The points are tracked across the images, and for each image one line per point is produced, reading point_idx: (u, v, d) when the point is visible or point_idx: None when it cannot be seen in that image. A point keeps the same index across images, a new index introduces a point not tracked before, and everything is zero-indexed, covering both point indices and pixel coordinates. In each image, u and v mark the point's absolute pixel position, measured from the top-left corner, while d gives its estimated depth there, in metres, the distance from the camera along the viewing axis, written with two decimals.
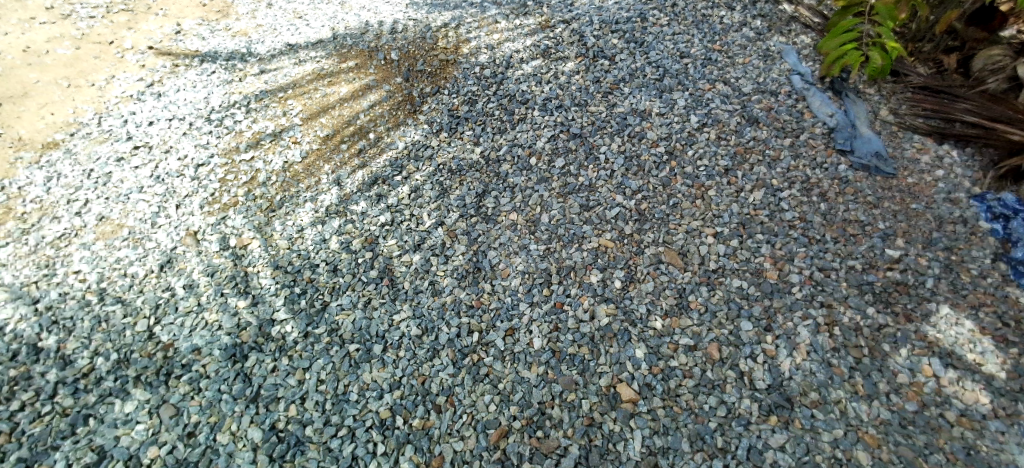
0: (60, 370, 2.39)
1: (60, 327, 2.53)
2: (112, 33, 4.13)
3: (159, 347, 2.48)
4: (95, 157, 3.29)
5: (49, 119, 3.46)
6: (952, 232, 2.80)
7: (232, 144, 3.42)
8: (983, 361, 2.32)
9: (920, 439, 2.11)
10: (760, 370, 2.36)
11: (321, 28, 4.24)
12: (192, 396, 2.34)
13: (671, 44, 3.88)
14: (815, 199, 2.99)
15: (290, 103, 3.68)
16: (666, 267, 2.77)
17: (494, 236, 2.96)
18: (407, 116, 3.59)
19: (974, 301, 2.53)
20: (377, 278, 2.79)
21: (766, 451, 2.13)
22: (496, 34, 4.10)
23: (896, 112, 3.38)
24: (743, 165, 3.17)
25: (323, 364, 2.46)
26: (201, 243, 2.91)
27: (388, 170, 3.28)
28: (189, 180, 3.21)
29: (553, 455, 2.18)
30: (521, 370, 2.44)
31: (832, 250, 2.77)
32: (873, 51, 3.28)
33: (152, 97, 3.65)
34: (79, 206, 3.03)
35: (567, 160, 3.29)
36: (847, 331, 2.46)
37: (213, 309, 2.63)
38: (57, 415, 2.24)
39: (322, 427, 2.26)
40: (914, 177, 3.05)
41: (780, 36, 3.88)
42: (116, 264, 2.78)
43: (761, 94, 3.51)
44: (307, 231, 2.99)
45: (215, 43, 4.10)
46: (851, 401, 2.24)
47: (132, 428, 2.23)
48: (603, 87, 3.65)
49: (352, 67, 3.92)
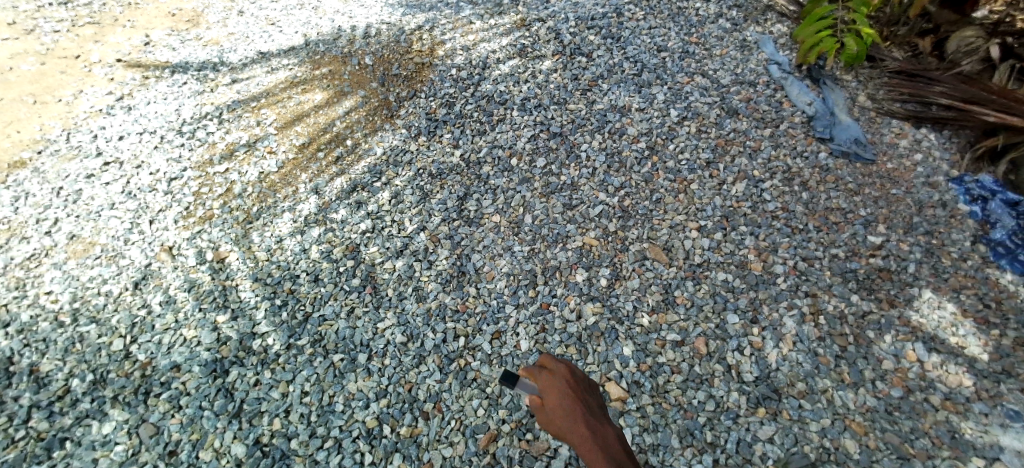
0: (33, 393, 2.33)
1: (33, 349, 2.47)
2: (79, 48, 4.06)
3: (137, 366, 2.43)
4: (65, 174, 3.22)
5: (15, 137, 3.39)
6: (933, 216, 2.80)
7: (205, 157, 3.36)
8: (966, 343, 2.33)
9: (906, 425, 2.11)
10: (748, 362, 2.35)
11: (293, 35, 4.19)
12: (172, 414, 2.28)
13: (648, 38, 3.87)
14: (796, 188, 2.98)
15: (264, 112, 3.64)
16: (651, 263, 2.75)
17: (477, 239, 2.93)
18: (384, 121, 3.56)
19: (955, 284, 2.54)
20: (360, 286, 2.74)
21: (756, 444, 2.11)
22: (471, 35, 4.07)
23: (874, 98, 3.39)
24: (724, 157, 3.16)
25: (306, 376, 2.41)
26: (178, 258, 2.86)
27: (367, 177, 3.24)
28: (163, 194, 3.15)
29: (542, 458, 2.15)
30: (508, 373, 2.41)
31: (815, 239, 2.76)
32: (849, 38, 3.29)
33: (122, 111, 3.59)
34: (50, 225, 2.97)
35: (548, 159, 3.26)
36: (832, 319, 2.45)
37: (192, 325, 2.58)
38: (32, 440, 2.19)
39: (307, 439, 2.22)
40: (894, 162, 3.05)
41: (757, 26, 3.87)
42: (90, 283, 2.73)
43: (740, 86, 3.51)
44: (286, 241, 2.94)
45: (185, 54, 4.04)
46: (838, 389, 2.23)
47: (110, 449, 2.17)
48: (581, 84, 3.63)
49: (326, 73, 3.88)
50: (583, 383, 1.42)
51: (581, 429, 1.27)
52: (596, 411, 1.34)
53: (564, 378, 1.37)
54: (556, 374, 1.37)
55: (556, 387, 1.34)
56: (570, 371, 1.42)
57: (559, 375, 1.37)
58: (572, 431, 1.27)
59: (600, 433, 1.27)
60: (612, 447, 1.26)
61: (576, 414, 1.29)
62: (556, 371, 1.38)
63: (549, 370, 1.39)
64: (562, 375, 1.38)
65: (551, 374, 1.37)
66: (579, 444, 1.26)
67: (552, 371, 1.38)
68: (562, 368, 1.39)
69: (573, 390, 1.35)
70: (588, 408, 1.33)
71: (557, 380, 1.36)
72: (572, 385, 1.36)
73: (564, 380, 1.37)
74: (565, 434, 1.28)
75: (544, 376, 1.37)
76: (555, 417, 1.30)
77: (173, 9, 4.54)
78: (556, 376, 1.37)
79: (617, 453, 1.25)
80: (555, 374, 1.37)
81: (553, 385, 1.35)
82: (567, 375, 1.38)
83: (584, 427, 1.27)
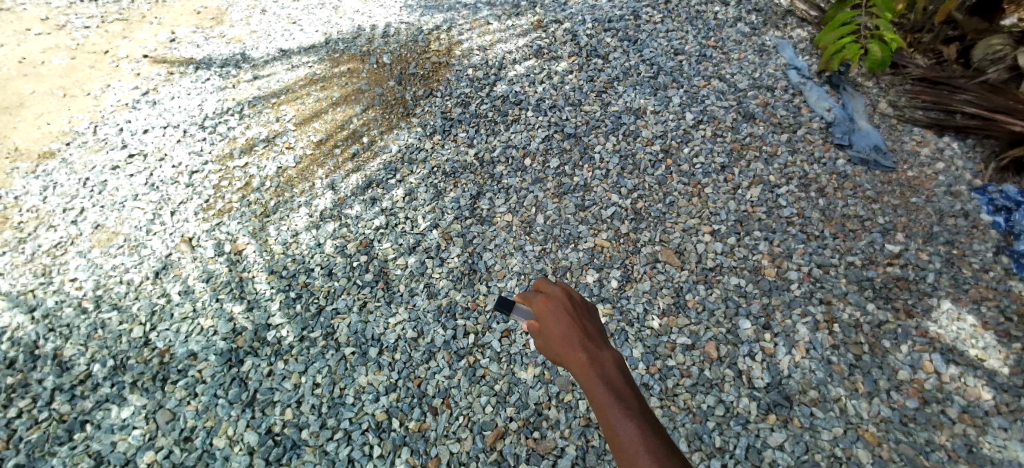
0: (56, 377, 2.40)
1: (57, 334, 2.55)
2: (107, 43, 4.18)
3: (155, 353, 2.49)
4: (91, 165, 3.32)
5: (45, 128, 3.50)
6: (954, 225, 2.75)
7: (226, 151, 3.43)
8: (985, 356, 2.28)
9: (921, 437, 2.07)
10: (759, 368, 2.33)
11: (314, 33, 4.26)
12: (188, 401, 2.34)
13: (665, 41, 3.86)
14: (813, 195, 2.95)
15: (283, 108, 3.70)
16: (663, 266, 2.74)
17: (489, 238, 2.95)
18: (400, 120, 3.59)
19: (976, 295, 2.49)
20: (372, 281, 2.78)
21: (765, 450, 2.09)
22: (488, 35, 4.10)
23: (895, 105, 3.34)
24: (740, 162, 3.14)
25: (319, 368, 2.45)
26: (197, 249, 2.92)
27: (382, 174, 3.27)
28: (184, 187, 3.23)
29: (549, 457, 2.16)
30: (517, 372, 2.42)
31: (831, 246, 2.73)
32: (873, 44, 3.22)
33: (147, 105, 3.68)
34: (76, 215, 3.05)
35: (561, 160, 3.27)
36: (847, 327, 2.42)
37: (209, 315, 2.64)
38: (54, 422, 2.25)
39: (317, 430, 2.25)
40: (915, 170, 3.00)
41: (776, 30, 3.84)
42: (113, 271, 2.81)
43: (757, 90, 3.48)
44: (301, 236, 2.99)
45: (209, 50, 4.13)
46: (851, 398, 2.20)
47: (128, 433, 2.23)
48: (597, 86, 3.63)
49: (344, 71, 3.93)
50: (588, 308, 1.27)
51: (570, 350, 1.13)
52: (593, 332, 1.18)
53: (559, 302, 1.24)
54: (551, 299, 1.25)
55: (549, 310, 1.22)
56: (574, 297, 1.28)
57: (554, 299, 1.25)
58: (563, 354, 1.14)
59: (591, 352, 1.11)
60: (605, 366, 1.09)
61: (568, 334, 1.16)
62: (552, 295, 1.26)
63: (545, 295, 1.27)
64: (558, 299, 1.25)
65: (545, 299, 1.26)
66: (571, 365, 1.12)
67: (548, 295, 1.26)
68: (558, 292, 1.26)
69: (569, 313, 1.21)
70: (582, 327, 1.18)
71: (552, 304, 1.24)
72: (566, 307, 1.22)
73: (560, 303, 1.24)
74: (557, 356, 1.15)
75: (538, 301, 1.26)
76: (548, 340, 1.18)
77: (198, 7, 4.65)
78: (552, 300, 1.25)
79: (610, 372, 1.07)
80: (549, 299, 1.25)
81: (546, 308, 1.23)
82: (563, 298, 1.25)
83: (572, 346, 1.13)
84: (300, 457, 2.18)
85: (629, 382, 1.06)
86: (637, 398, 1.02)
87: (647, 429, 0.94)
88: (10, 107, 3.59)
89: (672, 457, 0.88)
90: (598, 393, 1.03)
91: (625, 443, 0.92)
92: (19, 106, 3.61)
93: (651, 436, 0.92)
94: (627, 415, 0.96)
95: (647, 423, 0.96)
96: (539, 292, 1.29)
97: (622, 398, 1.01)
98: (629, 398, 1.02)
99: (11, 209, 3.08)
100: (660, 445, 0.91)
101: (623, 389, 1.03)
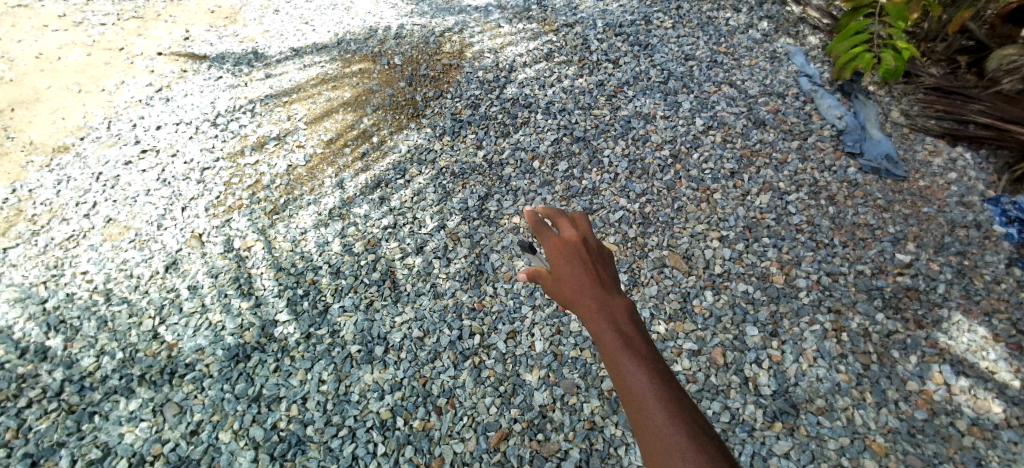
0: (66, 368, 2.42)
1: (67, 326, 2.57)
2: (123, 40, 4.23)
3: (164, 346, 2.51)
4: (104, 160, 3.36)
5: (61, 123, 3.55)
6: (965, 236, 2.72)
7: (237, 148, 3.46)
8: (997, 369, 2.26)
9: (930, 449, 2.05)
10: (766, 376, 2.31)
11: (325, 34, 4.29)
12: (195, 395, 2.35)
13: (676, 46, 3.86)
14: (823, 203, 2.93)
15: (295, 107, 3.73)
16: (670, 271, 2.74)
17: (497, 239, 2.96)
18: (410, 120, 3.62)
19: (987, 307, 2.46)
20: (379, 280, 2.79)
21: (771, 458, 2.08)
22: (499, 38, 4.11)
23: (907, 114, 3.32)
24: (750, 167, 3.12)
25: (324, 365, 2.46)
26: (206, 245, 2.95)
27: (391, 174, 3.29)
28: (195, 183, 3.25)
29: (553, 459, 2.15)
30: (522, 373, 2.43)
31: (841, 254, 2.71)
32: (885, 54, 3.18)
33: (160, 102, 3.72)
34: (88, 208, 3.09)
35: (570, 163, 3.28)
36: (856, 337, 2.40)
37: (218, 310, 2.66)
38: (64, 412, 2.28)
39: (322, 427, 2.27)
40: (926, 180, 2.97)
41: (788, 37, 3.83)
42: (123, 265, 2.84)
43: (768, 97, 3.47)
44: (310, 233, 3.01)
45: (223, 49, 4.17)
46: (859, 408, 2.18)
47: (135, 425, 2.25)
48: (607, 90, 3.64)
49: (356, 71, 3.96)
50: (603, 252, 1.19)
51: (580, 295, 1.06)
52: (606, 278, 1.11)
53: (574, 246, 1.16)
54: (565, 242, 1.18)
55: (562, 254, 1.15)
56: (589, 241, 1.20)
57: (568, 243, 1.17)
58: (574, 300, 1.07)
59: (604, 298, 1.04)
60: (618, 313, 1.01)
61: (579, 280, 1.09)
62: (566, 240, 1.18)
63: (559, 237, 1.20)
64: (573, 243, 1.17)
65: (559, 244, 1.18)
66: (581, 310, 1.05)
67: (561, 238, 1.19)
68: (574, 236, 1.19)
69: (583, 259, 1.14)
70: (596, 273, 1.11)
71: (567, 247, 1.17)
72: (580, 252, 1.15)
73: (574, 247, 1.17)
74: (567, 302, 1.08)
75: (551, 245, 1.19)
76: (558, 285, 1.11)
77: (213, 6, 4.70)
78: (566, 243, 1.18)
79: (622, 319, 1.00)
80: (564, 242, 1.18)
81: (560, 251, 1.16)
82: (577, 243, 1.17)
83: (583, 291, 1.07)
84: (305, 454, 2.19)
85: (639, 327, 1.00)
86: (650, 348, 0.96)
87: (659, 379, 0.89)
88: (26, 101, 3.65)
89: (688, 414, 0.84)
90: (608, 341, 0.96)
91: (634, 389, 0.87)
92: (35, 101, 3.66)
93: (664, 389, 0.88)
94: (640, 364, 0.90)
95: (660, 374, 0.90)
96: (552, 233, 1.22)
97: (635, 347, 0.94)
98: (643, 348, 0.95)
99: (25, 202, 3.12)
100: (674, 400, 0.86)
101: (635, 338, 0.96)
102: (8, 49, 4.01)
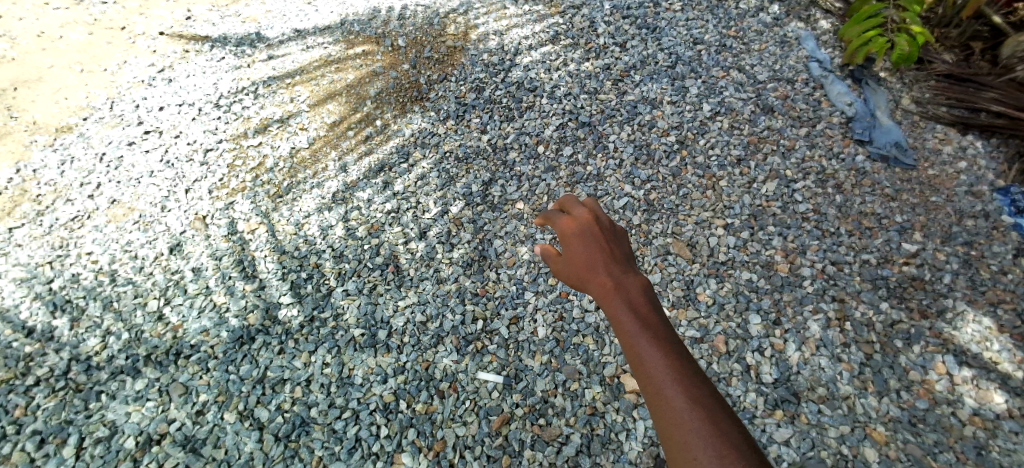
0: (73, 348, 2.45)
1: (74, 306, 2.59)
2: (124, 19, 4.19)
3: (169, 328, 2.53)
4: (107, 140, 3.35)
5: (63, 103, 3.54)
6: (974, 226, 2.69)
7: (240, 130, 3.44)
8: (1000, 359, 2.25)
9: (930, 438, 2.05)
10: (768, 364, 2.32)
11: (329, 14, 4.23)
12: (200, 376, 2.38)
13: (685, 29, 3.79)
14: (830, 191, 2.90)
15: (298, 89, 3.70)
16: (675, 259, 2.73)
17: (500, 225, 2.95)
18: (414, 104, 3.58)
19: (992, 298, 2.44)
20: (383, 264, 2.79)
21: (771, 445, 2.09)
22: (505, 20, 4.05)
23: (919, 101, 3.26)
24: (757, 155, 3.09)
25: (328, 348, 2.48)
26: (210, 227, 2.95)
27: (395, 158, 3.27)
28: (199, 165, 3.24)
29: (554, 443, 2.17)
30: (524, 359, 2.44)
31: (846, 243, 2.69)
32: (901, 37, 3.15)
33: (163, 82, 3.70)
34: (92, 189, 3.09)
35: (575, 148, 3.25)
36: (859, 326, 2.39)
37: (222, 292, 2.67)
38: (72, 391, 2.31)
39: (326, 408, 2.29)
40: (936, 169, 2.93)
41: (799, 21, 3.75)
42: (128, 246, 2.84)
43: (777, 82, 3.42)
44: (313, 217, 3.00)
45: (225, 29, 4.13)
46: (861, 397, 2.18)
47: (142, 404, 2.28)
48: (613, 74, 3.59)
49: (359, 53, 3.92)
50: (619, 229, 1.08)
51: (591, 273, 0.96)
52: (620, 256, 1.00)
53: (586, 223, 1.07)
54: (576, 220, 1.08)
55: (573, 231, 1.06)
56: (602, 219, 1.10)
57: (580, 220, 1.08)
58: (585, 278, 0.97)
59: (617, 276, 0.94)
60: (631, 291, 0.91)
61: (591, 257, 0.99)
62: (578, 216, 1.09)
63: (569, 216, 1.10)
64: (586, 221, 1.07)
65: (570, 221, 1.09)
66: (592, 289, 0.95)
67: (573, 217, 1.10)
68: (586, 213, 1.09)
69: (595, 236, 1.04)
70: (609, 249, 1.01)
71: (578, 226, 1.07)
72: (593, 229, 1.05)
73: (586, 225, 1.06)
74: (578, 282, 0.99)
75: (563, 223, 1.09)
76: (569, 264, 1.02)
77: None
78: (577, 222, 1.08)
79: (637, 297, 0.89)
80: (574, 221, 1.08)
81: (571, 230, 1.07)
82: (590, 220, 1.07)
83: (595, 269, 0.97)
84: (309, 435, 2.21)
85: (658, 308, 0.89)
86: (667, 327, 0.85)
87: (680, 363, 0.79)
88: (29, 80, 3.63)
89: (714, 403, 0.73)
90: (621, 319, 0.86)
91: (652, 374, 0.77)
92: (37, 80, 3.64)
93: (688, 378, 0.76)
94: (655, 344, 0.80)
95: (678, 355, 0.80)
96: (562, 213, 1.12)
97: (649, 325, 0.84)
98: (659, 327, 0.84)
99: (29, 182, 3.11)
100: (698, 389, 0.75)
101: (650, 317, 0.86)
102: (10, 27, 3.98)
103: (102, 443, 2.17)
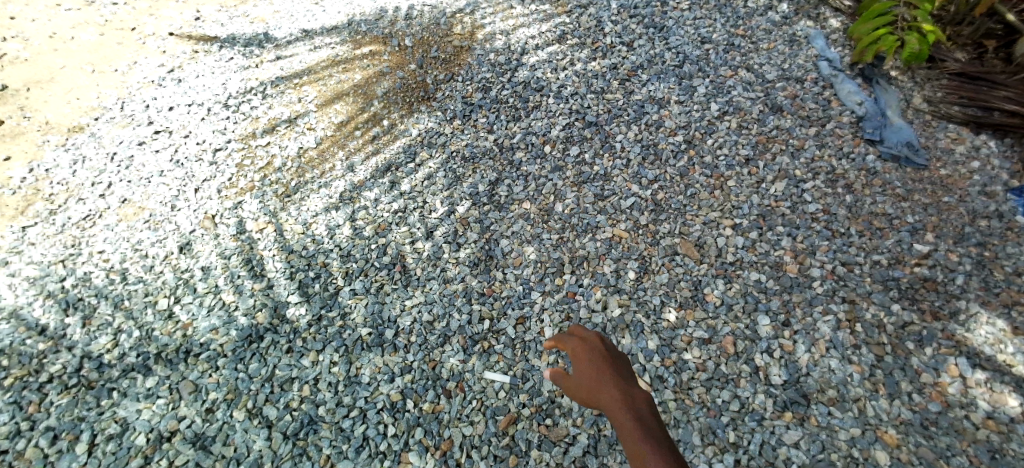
0: (85, 345, 2.47)
1: (85, 304, 2.62)
2: (134, 20, 4.23)
3: (179, 326, 2.55)
4: (119, 140, 3.38)
5: (75, 103, 3.57)
6: (986, 227, 2.66)
7: (248, 130, 3.47)
8: (1014, 362, 2.21)
9: (942, 441, 2.02)
10: (777, 365, 2.30)
11: (336, 14, 4.25)
12: (210, 374, 2.39)
13: (692, 28, 3.77)
14: (840, 191, 2.87)
15: (305, 89, 3.71)
16: (682, 259, 2.71)
17: (507, 225, 2.94)
18: (421, 103, 3.59)
19: (1006, 299, 2.40)
20: (389, 264, 2.80)
21: (781, 447, 2.07)
22: (511, 20, 4.05)
23: (931, 100, 3.21)
24: (765, 154, 3.07)
25: (335, 347, 2.49)
26: (219, 226, 2.97)
27: (402, 157, 3.28)
28: (208, 165, 3.27)
29: (561, 444, 2.16)
30: (531, 359, 2.43)
31: (857, 244, 2.66)
32: (910, 36, 3.12)
33: (172, 82, 3.73)
34: (104, 189, 3.12)
35: (582, 148, 3.24)
36: (870, 328, 2.37)
37: (231, 291, 2.69)
38: (83, 388, 2.33)
39: (333, 407, 2.30)
40: (948, 169, 2.90)
41: (808, 20, 3.71)
42: (138, 245, 2.87)
43: (786, 81, 3.39)
44: (320, 216, 3.01)
45: (233, 29, 4.16)
46: (871, 399, 2.16)
47: (153, 402, 2.29)
48: (620, 73, 3.58)
49: (366, 53, 3.92)
50: (620, 352, 1.35)
51: (601, 390, 1.21)
52: (622, 374, 1.26)
53: (594, 346, 1.34)
54: (586, 343, 1.36)
55: (584, 352, 1.33)
56: (605, 343, 1.38)
57: (590, 343, 1.36)
58: (596, 392, 1.22)
59: (620, 391, 1.18)
60: (633, 403, 1.14)
61: (600, 376, 1.24)
62: (587, 339, 1.37)
63: (580, 339, 1.38)
64: (594, 344, 1.35)
65: (581, 342, 1.37)
66: (602, 403, 1.19)
67: (583, 340, 1.38)
68: (593, 338, 1.37)
69: (603, 358, 1.30)
70: (614, 368, 1.27)
71: (588, 348, 1.35)
72: (601, 351, 1.32)
73: (595, 347, 1.34)
74: (590, 394, 1.23)
75: (575, 345, 1.37)
76: (582, 379, 1.28)
77: None
78: (587, 344, 1.36)
79: (638, 409, 1.13)
80: (585, 343, 1.36)
81: (582, 352, 1.34)
82: (597, 344, 1.35)
83: (603, 385, 1.22)
84: (317, 433, 2.22)
85: (655, 418, 1.11)
86: (664, 433, 1.07)
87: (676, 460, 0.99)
88: (41, 81, 3.67)
89: None
90: (628, 425, 1.08)
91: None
92: (49, 80, 3.68)
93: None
94: (654, 445, 1.02)
95: (673, 453, 1.00)
96: (575, 336, 1.40)
97: (649, 431, 1.06)
98: (657, 434, 1.06)
99: (42, 181, 3.15)
100: None
101: (651, 424, 1.08)
102: (22, 28, 4.02)
103: (113, 440, 2.18)
